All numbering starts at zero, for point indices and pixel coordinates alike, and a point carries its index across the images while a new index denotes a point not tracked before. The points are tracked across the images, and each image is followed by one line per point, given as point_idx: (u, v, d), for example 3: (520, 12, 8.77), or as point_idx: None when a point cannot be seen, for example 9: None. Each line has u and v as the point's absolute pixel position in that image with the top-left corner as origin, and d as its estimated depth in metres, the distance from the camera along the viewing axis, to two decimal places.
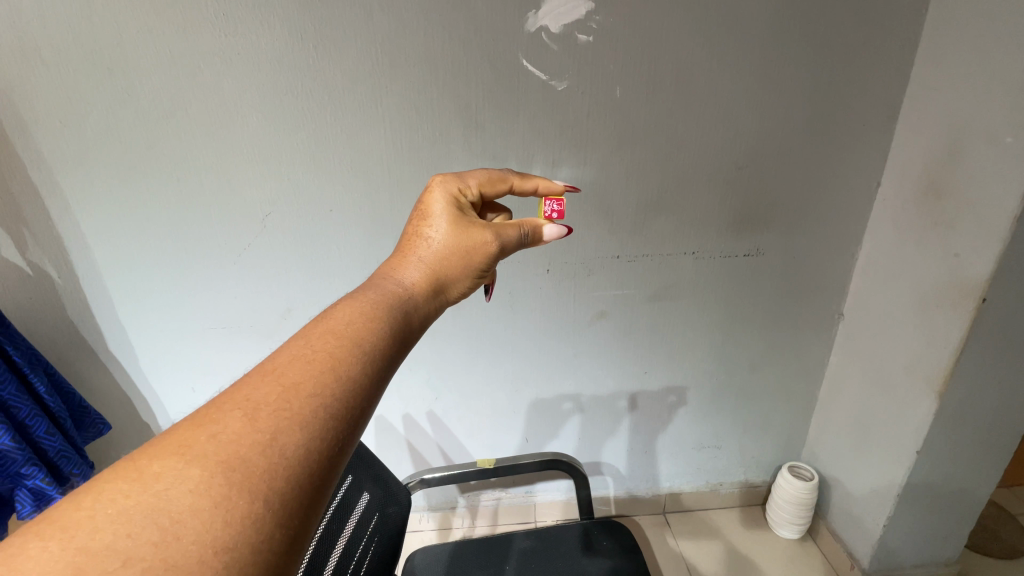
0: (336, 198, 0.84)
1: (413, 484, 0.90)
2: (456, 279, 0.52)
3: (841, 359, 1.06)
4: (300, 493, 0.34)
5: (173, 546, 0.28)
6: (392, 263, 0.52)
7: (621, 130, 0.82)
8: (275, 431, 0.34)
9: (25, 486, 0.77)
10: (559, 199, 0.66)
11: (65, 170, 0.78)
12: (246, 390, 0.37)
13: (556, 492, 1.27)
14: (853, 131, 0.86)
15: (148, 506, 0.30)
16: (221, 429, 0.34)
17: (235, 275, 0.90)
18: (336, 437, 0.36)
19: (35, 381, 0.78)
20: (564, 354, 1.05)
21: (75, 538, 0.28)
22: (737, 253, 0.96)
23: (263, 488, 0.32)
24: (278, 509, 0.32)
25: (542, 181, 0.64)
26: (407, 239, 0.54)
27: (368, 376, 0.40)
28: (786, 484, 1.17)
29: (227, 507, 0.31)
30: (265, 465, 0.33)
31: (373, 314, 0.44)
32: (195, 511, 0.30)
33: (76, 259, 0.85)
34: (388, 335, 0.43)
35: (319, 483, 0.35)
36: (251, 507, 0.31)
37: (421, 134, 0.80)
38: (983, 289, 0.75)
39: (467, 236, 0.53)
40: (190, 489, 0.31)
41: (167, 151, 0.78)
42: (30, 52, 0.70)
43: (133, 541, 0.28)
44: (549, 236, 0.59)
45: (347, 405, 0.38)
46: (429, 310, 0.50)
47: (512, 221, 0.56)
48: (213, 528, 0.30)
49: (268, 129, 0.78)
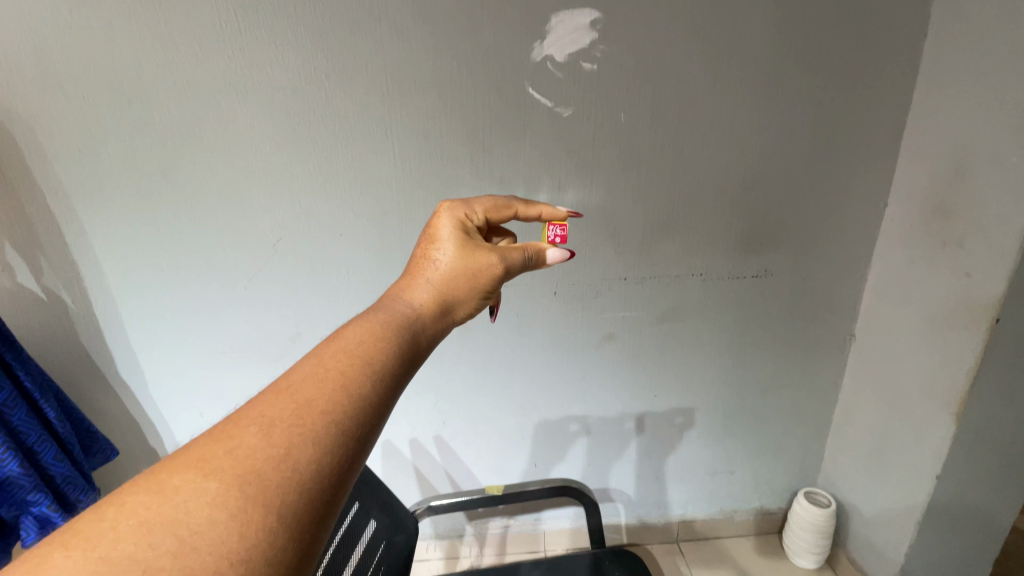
0: (346, 222, 0.85)
1: (422, 511, 0.88)
2: (463, 300, 0.52)
3: (855, 381, 1.04)
4: (311, 508, 0.34)
5: (190, 556, 0.30)
6: (401, 284, 0.52)
7: (626, 154, 0.83)
8: (289, 447, 0.35)
9: (30, 513, 0.76)
10: (562, 223, 0.66)
11: (81, 198, 0.80)
12: (261, 406, 0.37)
13: (566, 519, 1.24)
14: (858, 153, 0.86)
15: (166, 518, 0.31)
16: (237, 444, 0.35)
17: (246, 299, 0.91)
18: (348, 453, 0.37)
19: (45, 406, 0.79)
20: (573, 377, 1.04)
21: (97, 548, 0.29)
22: (745, 274, 0.95)
23: (276, 502, 0.33)
24: (290, 523, 0.33)
25: (546, 207, 0.64)
26: (416, 261, 0.55)
27: (379, 393, 0.40)
28: (802, 510, 1.13)
29: (241, 520, 0.32)
30: (278, 480, 0.33)
31: (383, 334, 0.44)
32: (212, 523, 0.31)
33: (90, 284, 0.86)
34: (398, 354, 0.43)
35: (330, 497, 0.35)
36: (265, 520, 0.32)
37: (430, 160, 0.82)
38: (996, 308, 0.74)
39: (474, 258, 0.53)
40: (208, 502, 0.32)
41: (183, 179, 0.80)
42: (52, 85, 0.73)
43: (153, 552, 0.29)
44: (554, 260, 0.58)
45: (359, 423, 0.38)
46: (436, 330, 0.50)
47: (517, 244, 0.57)
48: (228, 540, 0.31)
49: (281, 157, 0.80)
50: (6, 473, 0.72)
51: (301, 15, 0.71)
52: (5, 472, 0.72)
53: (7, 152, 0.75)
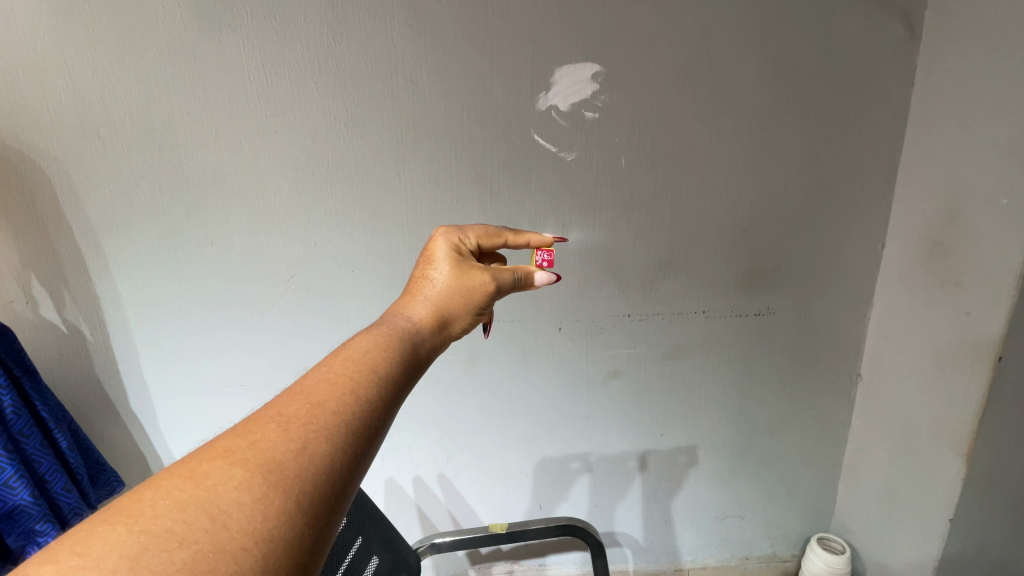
0: (356, 258, 0.89)
1: (423, 548, 0.87)
2: (458, 316, 0.55)
3: (864, 422, 1.03)
4: (325, 498, 0.37)
5: (220, 533, 0.32)
6: (401, 302, 0.56)
7: (627, 196, 0.87)
8: (305, 441, 0.38)
9: (36, 544, 0.76)
10: (549, 248, 0.70)
11: (107, 234, 0.84)
12: (279, 407, 0.40)
13: (571, 564, 1.20)
14: (852, 195, 0.89)
15: (199, 499, 0.33)
16: (259, 437, 0.38)
17: (257, 333, 0.93)
18: (357, 450, 0.40)
19: (58, 435, 0.80)
20: (578, 415, 1.04)
21: (138, 522, 0.32)
22: (748, 312, 0.97)
23: (295, 489, 0.35)
24: (307, 509, 0.36)
25: (533, 234, 0.68)
26: (414, 280, 0.58)
27: (383, 396, 0.44)
28: (829, 570, 1.07)
29: (265, 503, 0.34)
30: (298, 469, 0.36)
31: (387, 345, 0.48)
32: (239, 504, 0.34)
33: (109, 317, 0.89)
34: (399, 364, 0.47)
35: (341, 490, 0.38)
36: (285, 505, 0.35)
37: (440, 201, 0.86)
38: (998, 346, 0.75)
39: (468, 276, 0.57)
40: (235, 486, 0.34)
41: (205, 217, 0.85)
42: (89, 130, 0.78)
43: (187, 527, 0.32)
44: (541, 282, 0.62)
45: (366, 422, 0.41)
46: (434, 344, 0.53)
47: (507, 265, 0.60)
48: (253, 520, 0.33)
49: (299, 197, 0.84)
50: (16, 502, 0.73)
51: (323, 69, 0.77)
52: (16, 501, 0.73)
53: (45, 192, 0.81)
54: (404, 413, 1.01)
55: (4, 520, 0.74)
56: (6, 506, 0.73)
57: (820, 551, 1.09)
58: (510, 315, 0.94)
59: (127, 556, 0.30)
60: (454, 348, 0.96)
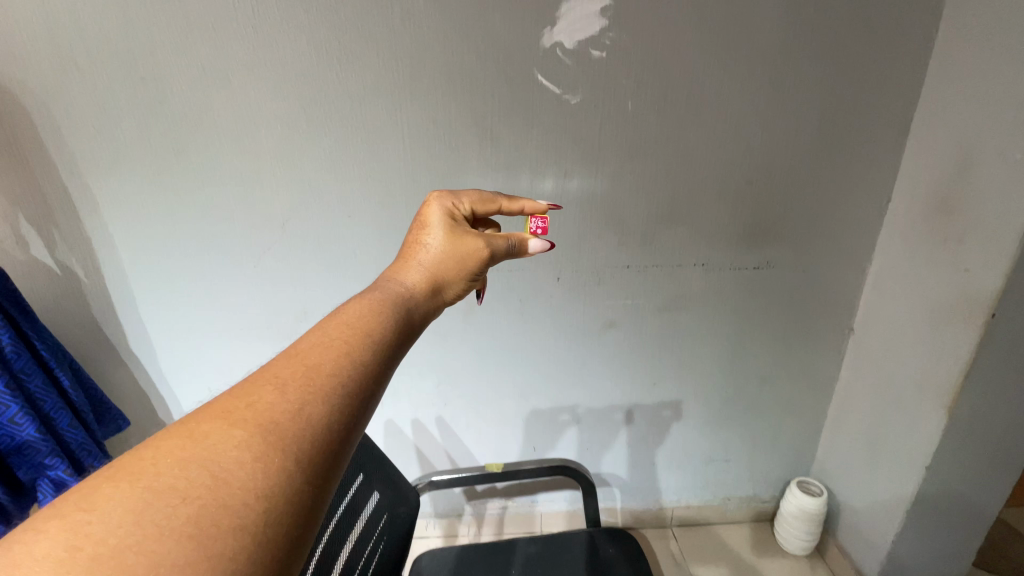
0: (352, 204, 0.87)
1: (422, 485, 0.90)
2: (452, 282, 0.55)
3: (851, 374, 1.05)
4: (323, 456, 0.37)
5: (221, 489, 0.33)
6: (395, 266, 0.55)
7: (632, 143, 0.84)
8: (303, 402, 0.38)
9: (47, 478, 0.79)
10: (544, 217, 0.67)
11: (94, 173, 0.81)
12: (274, 369, 0.41)
13: (562, 502, 1.26)
14: (863, 147, 0.87)
15: (199, 458, 0.34)
16: (256, 399, 0.38)
17: (254, 278, 0.92)
18: (353, 412, 0.40)
19: (60, 374, 0.81)
20: (573, 363, 1.05)
21: (141, 479, 0.32)
22: (747, 266, 0.96)
23: (293, 449, 0.36)
24: (306, 467, 0.36)
25: (528, 201, 0.65)
26: (408, 245, 0.57)
27: (377, 361, 0.44)
28: (804, 510, 1.14)
29: (265, 461, 0.35)
30: (295, 430, 0.37)
31: (380, 311, 0.47)
32: (239, 462, 0.34)
33: (103, 259, 0.88)
34: (394, 329, 0.47)
35: (338, 450, 0.39)
36: (284, 463, 0.35)
37: (438, 145, 0.83)
38: (993, 305, 0.75)
39: (463, 241, 0.56)
40: (235, 446, 0.35)
41: (194, 157, 0.81)
42: (65, 60, 0.73)
43: (189, 484, 0.32)
44: (535, 250, 0.61)
45: (361, 385, 0.42)
46: (428, 310, 0.53)
47: (502, 232, 0.59)
48: (253, 477, 0.34)
49: (292, 138, 0.81)
50: (24, 437, 0.75)
51: None
52: (23, 437, 0.75)
53: (26, 128, 0.77)
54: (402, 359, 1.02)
55: (13, 454, 0.76)
56: (13, 442, 0.75)
57: (798, 494, 1.15)
58: (509, 265, 0.93)
59: (132, 511, 0.30)
60: None
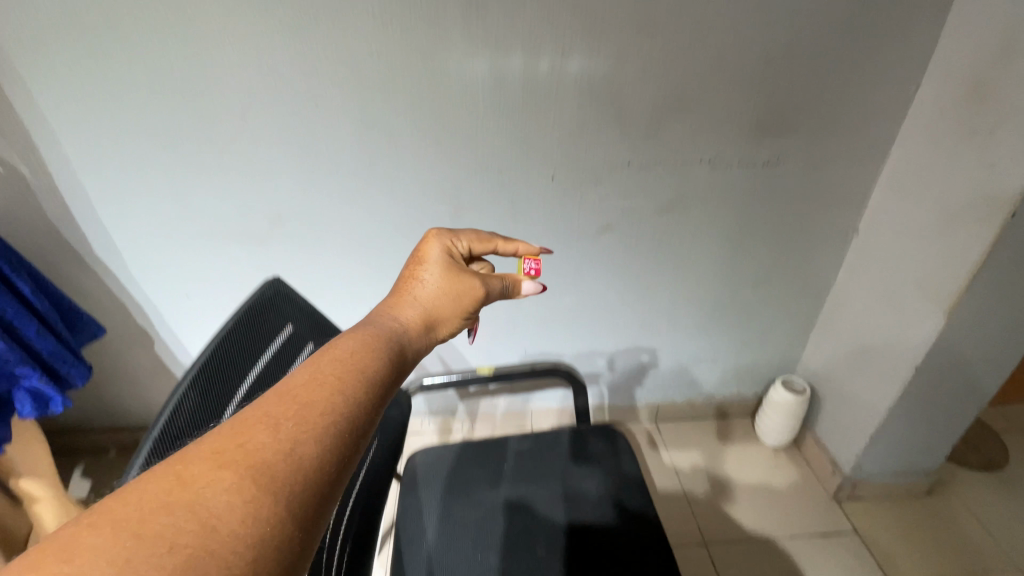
0: (319, 89, 0.76)
1: (413, 388, 0.90)
2: (447, 320, 0.51)
3: (849, 276, 1.04)
4: (319, 501, 0.33)
5: (212, 538, 0.27)
6: (388, 301, 0.52)
7: (640, 15, 0.73)
8: (302, 439, 0.33)
9: (23, 387, 0.77)
10: (537, 258, 0.63)
11: (12, 48, 0.69)
12: (267, 401, 0.35)
13: (553, 400, 1.31)
14: (902, 21, 0.76)
15: (185, 499, 0.28)
16: (249, 433, 0.33)
17: (217, 176, 0.84)
18: (351, 452, 0.36)
19: (17, 281, 0.76)
20: (566, 268, 1.02)
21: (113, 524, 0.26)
22: (756, 162, 0.89)
23: (290, 493, 0.31)
24: (302, 513, 0.31)
25: (523, 242, 0.62)
26: (402, 280, 0.54)
27: (375, 397, 0.40)
28: (785, 405, 1.19)
29: (260, 506, 0.30)
30: (294, 471, 0.32)
31: (379, 346, 0.44)
32: (232, 506, 0.29)
33: (46, 153, 0.79)
34: (390, 365, 0.43)
35: (334, 493, 0.34)
36: (281, 508, 0.30)
37: (414, 15, 0.71)
38: (1016, 204, 0.71)
39: (462, 281, 0.53)
40: (226, 487, 0.29)
41: (126, 28, 0.69)
42: None
43: (175, 531, 0.27)
44: (526, 292, 0.60)
45: (361, 422, 0.37)
46: (419, 347, 0.49)
47: (495, 273, 0.58)
48: (249, 525, 0.29)
49: (240, 4, 0.69)
50: None
51: None
52: None
53: None
54: (387, 264, 0.98)
55: None
56: None
57: (781, 391, 1.19)
58: (499, 162, 0.86)
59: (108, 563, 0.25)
60: (436, 198, 0.89)
